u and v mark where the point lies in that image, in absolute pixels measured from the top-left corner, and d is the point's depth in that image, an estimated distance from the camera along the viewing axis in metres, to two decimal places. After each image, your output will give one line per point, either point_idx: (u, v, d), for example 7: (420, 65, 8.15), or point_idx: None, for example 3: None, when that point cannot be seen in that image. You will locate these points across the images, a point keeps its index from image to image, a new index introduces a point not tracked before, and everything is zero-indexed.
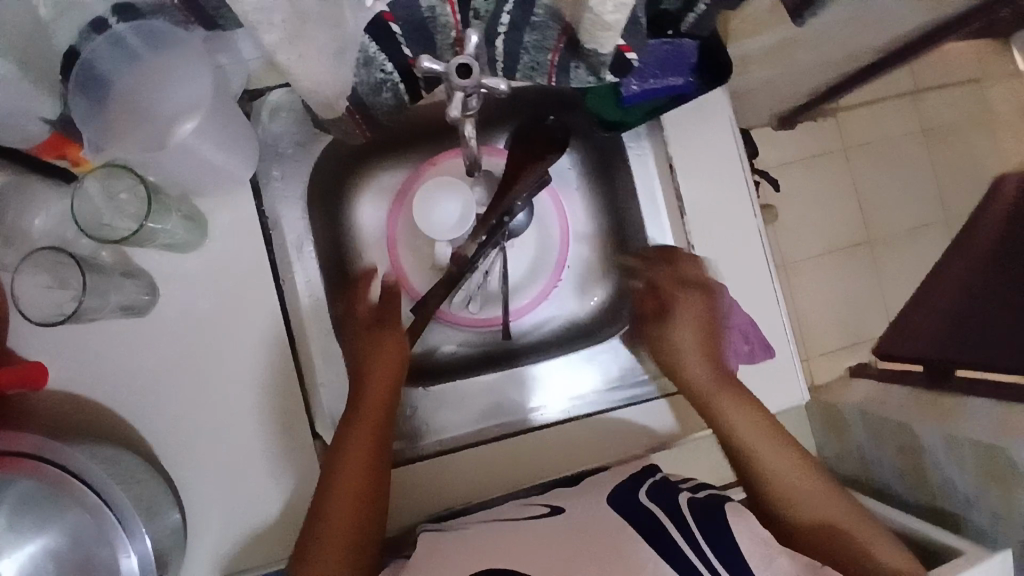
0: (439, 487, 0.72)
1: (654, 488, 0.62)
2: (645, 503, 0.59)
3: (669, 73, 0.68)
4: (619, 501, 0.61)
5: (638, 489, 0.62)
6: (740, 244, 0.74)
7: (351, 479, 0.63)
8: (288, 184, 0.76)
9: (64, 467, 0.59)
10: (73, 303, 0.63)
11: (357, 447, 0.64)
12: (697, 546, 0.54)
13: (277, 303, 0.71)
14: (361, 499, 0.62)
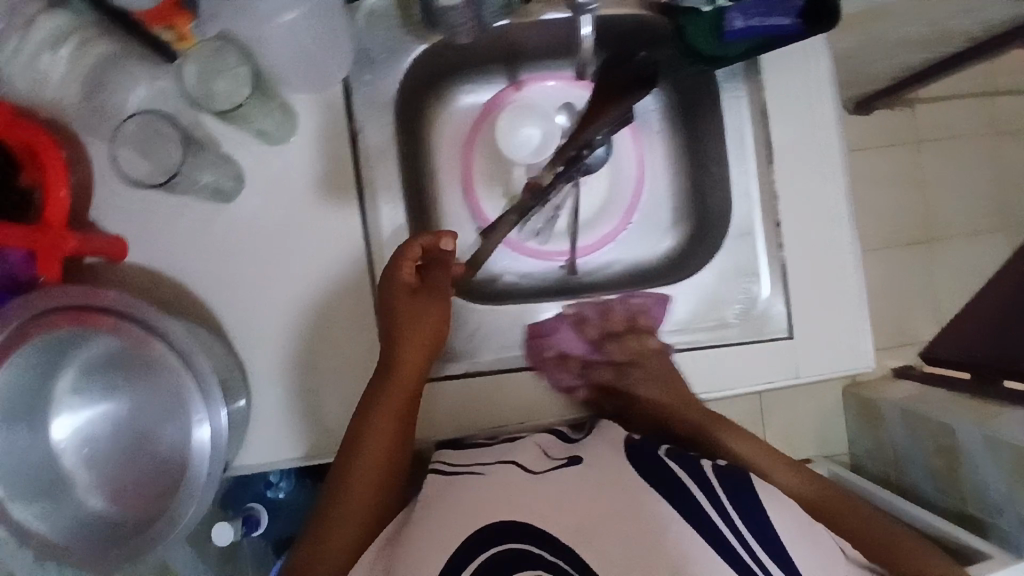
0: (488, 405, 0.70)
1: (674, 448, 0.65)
2: (662, 458, 0.62)
3: (773, 11, 0.66)
4: (636, 454, 0.64)
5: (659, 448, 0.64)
6: (824, 198, 0.72)
7: (366, 472, 0.65)
8: (377, 91, 0.72)
9: (149, 328, 0.63)
10: (167, 171, 0.62)
11: (377, 438, 0.65)
12: (720, 506, 0.58)
13: (357, 206, 0.71)
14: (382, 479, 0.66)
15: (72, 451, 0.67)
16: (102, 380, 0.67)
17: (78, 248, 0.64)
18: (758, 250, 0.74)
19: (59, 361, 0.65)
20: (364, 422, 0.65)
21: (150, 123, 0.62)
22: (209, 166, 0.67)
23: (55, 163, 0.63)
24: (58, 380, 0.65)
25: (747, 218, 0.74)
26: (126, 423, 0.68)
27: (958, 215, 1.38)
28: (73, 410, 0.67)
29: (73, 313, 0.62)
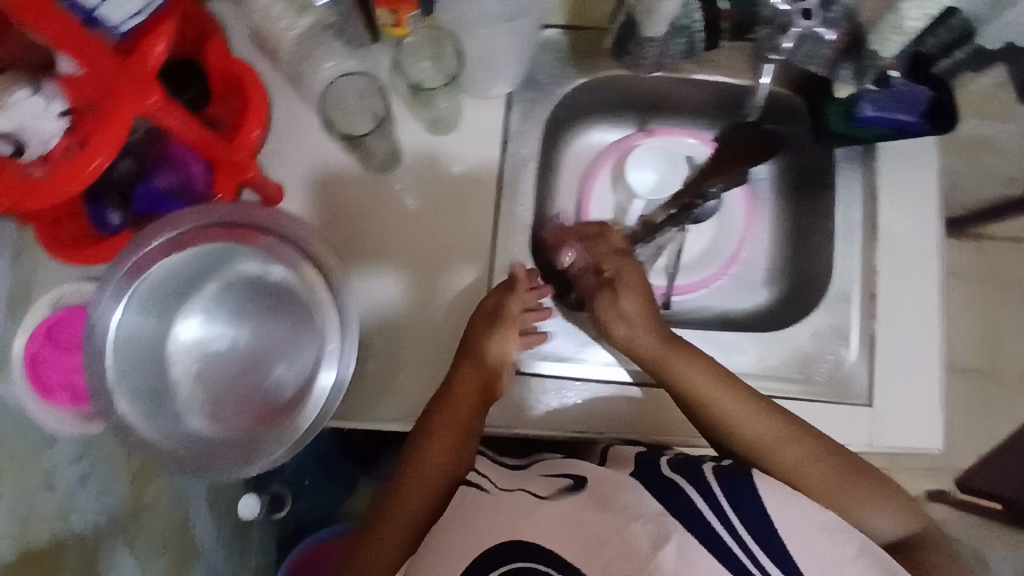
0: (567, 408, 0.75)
1: (677, 458, 0.65)
2: (667, 471, 0.62)
3: (901, 108, 0.74)
4: (643, 471, 0.64)
5: (661, 460, 0.65)
6: (921, 282, 0.77)
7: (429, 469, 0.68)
8: (533, 109, 0.80)
9: (305, 257, 0.69)
10: (372, 123, 0.75)
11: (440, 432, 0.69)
12: (726, 518, 0.58)
13: (495, 201, 0.78)
14: (441, 475, 0.68)
15: (182, 358, 0.70)
16: (231, 302, 0.71)
17: (252, 180, 0.70)
18: (851, 316, 0.78)
19: (207, 274, 0.70)
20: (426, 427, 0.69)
21: (363, 82, 0.76)
22: (381, 138, 0.74)
23: (258, 105, 0.71)
24: (200, 287, 0.70)
25: (846, 286, 0.79)
26: (244, 348, 0.72)
27: None
28: (198, 325, 0.71)
29: (238, 229, 0.68)
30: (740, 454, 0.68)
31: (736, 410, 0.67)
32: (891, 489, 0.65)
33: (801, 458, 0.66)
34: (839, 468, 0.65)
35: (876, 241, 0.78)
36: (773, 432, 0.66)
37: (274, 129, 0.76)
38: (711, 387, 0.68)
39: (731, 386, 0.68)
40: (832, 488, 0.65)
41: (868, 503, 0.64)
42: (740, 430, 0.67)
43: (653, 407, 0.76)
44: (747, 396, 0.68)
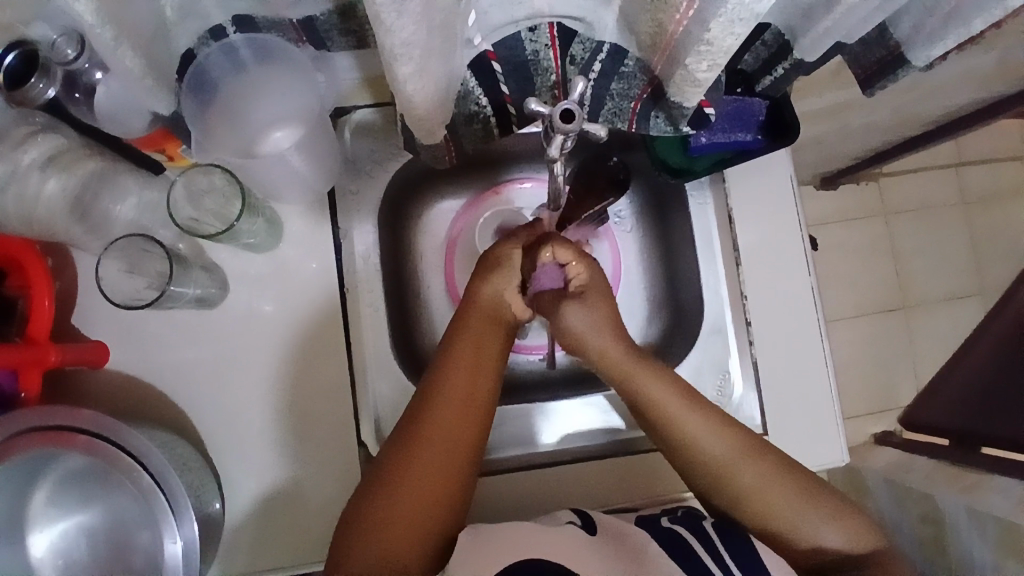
0: (492, 499, 0.73)
1: (677, 516, 0.64)
2: (666, 524, 0.62)
3: (735, 128, 0.71)
4: (647, 524, 0.63)
5: (662, 518, 0.64)
6: (794, 294, 0.75)
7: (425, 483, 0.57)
8: (362, 201, 0.76)
9: (121, 448, 0.61)
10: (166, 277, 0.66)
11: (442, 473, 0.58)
12: (720, 558, 0.57)
13: (340, 304, 0.73)
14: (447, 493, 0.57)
15: (47, 565, 0.66)
16: (77, 492, 0.65)
17: (60, 363, 0.63)
18: (730, 347, 0.78)
19: (39, 474, 0.64)
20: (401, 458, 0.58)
21: (133, 243, 0.64)
22: (192, 281, 0.68)
23: (39, 273, 0.63)
24: (33, 493, 0.64)
25: (719, 319, 0.79)
26: (101, 532, 0.66)
27: (926, 285, 1.52)
28: (51, 520, 0.66)
29: (48, 432, 0.60)
30: (720, 499, 0.62)
31: (702, 440, 0.62)
32: (841, 504, 0.61)
33: (761, 485, 0.60)
34: (801, 489, 0.61)
35: (739, 262, 0.76)
36: (744, 478, 0.61)
37: (77, 286, 0.69)
38: (673, 402, 0.63)
39: (714, 426, 0.62)
40: (786, 509, 0.60)
41: (814, 518, 0.60)
42: (718, 462, 0.61)
43: (569, 478, 0.74)
44: (721, 422, 0.63)
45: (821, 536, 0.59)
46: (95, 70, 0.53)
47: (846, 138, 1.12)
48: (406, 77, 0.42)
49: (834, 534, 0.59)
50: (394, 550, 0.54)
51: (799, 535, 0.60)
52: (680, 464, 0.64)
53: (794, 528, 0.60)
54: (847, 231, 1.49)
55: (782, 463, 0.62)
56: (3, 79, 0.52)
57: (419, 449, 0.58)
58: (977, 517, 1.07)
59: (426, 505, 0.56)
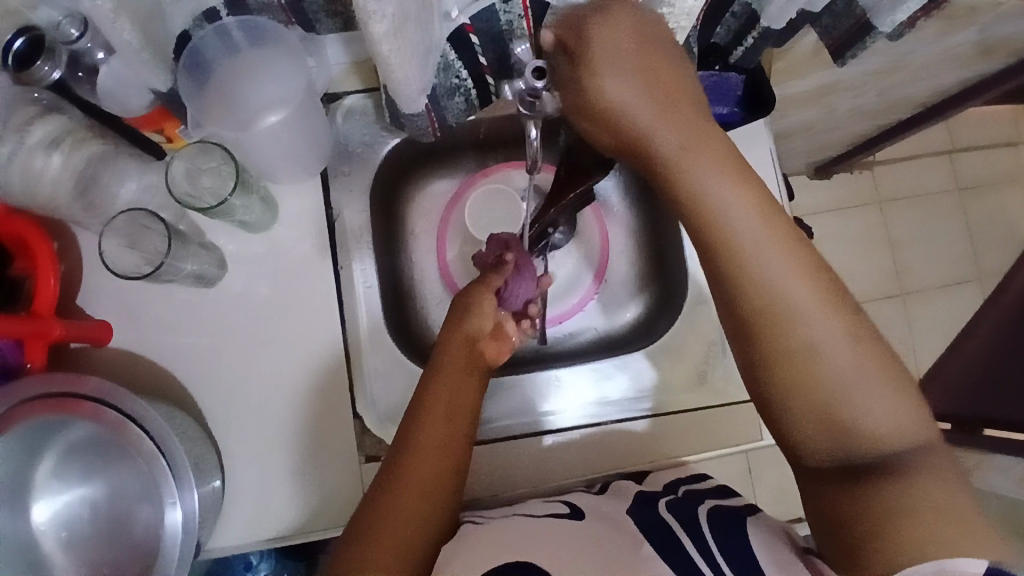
0: (493, 471, 0.75)
1: (675, 501, 0.64)
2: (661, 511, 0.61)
3: (713, 102, 0.72)
4: (643, 504, 0.63)
5: (660, 502, 0.64)
6: None
7: (428, 453, 0.60)
8: (352, 183, 0.78)
9: (125, 414, 0.64)
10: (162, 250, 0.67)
11: (421, 453, 0.60)
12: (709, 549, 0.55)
13: (332, 281, 0.75)
14: (440, 477, 0.60)
15: (49, 536, 0.67)
16: (80, 463, 0.67)
17: (63, 337, 0.66)
18: None
19: (41, 446, 0.66)
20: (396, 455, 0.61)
21: (133, 216, 0.66)
22: (190, 256, 0.69)
23: (45, 254, 0.66)
24: (38, 463, 0.66)
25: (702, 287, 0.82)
26: (104, 505, 0.68)
27: (924, 271, 1.52)
28: (51, 493, 0.67)
29: (51, 401, 0.63)
30: (756, 361, 0.51)
31: (777, 266, 0.49)
32: (909, 389, 0.51)
33: (827, 342, 0.49)
34: (877, 365, 0.49)
35: None
36: (811, 319, 0.49)
37: (81, 267, 0.72)
38: (749, 217, 0.49)
39: (787, 247, 0.49)
40: (855, 380, 0.49)
41: (872, 382, 0.49)
42: (777, 287, 0.49)
43: (567, 454, 0.76)
44: (799, 249, 0.50)
45: (874, 418, 0.49)
46: (97, 50, 0.58)
47: (833, 121, 1.15)
48: (380, 36, 0.44)
49: (891, 423, 0.49)
50: (389, 527, 0.56)
51: (850, 417, 0.49)
52: (733, 314, 0.51)
53: (847, 419, 0.49)
54: (841, 219, 1.51)
55: (858, 318, 0.50)
56: (12, 61, 0.56)
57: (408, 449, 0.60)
58: None
59: (418, 503, 0.58)
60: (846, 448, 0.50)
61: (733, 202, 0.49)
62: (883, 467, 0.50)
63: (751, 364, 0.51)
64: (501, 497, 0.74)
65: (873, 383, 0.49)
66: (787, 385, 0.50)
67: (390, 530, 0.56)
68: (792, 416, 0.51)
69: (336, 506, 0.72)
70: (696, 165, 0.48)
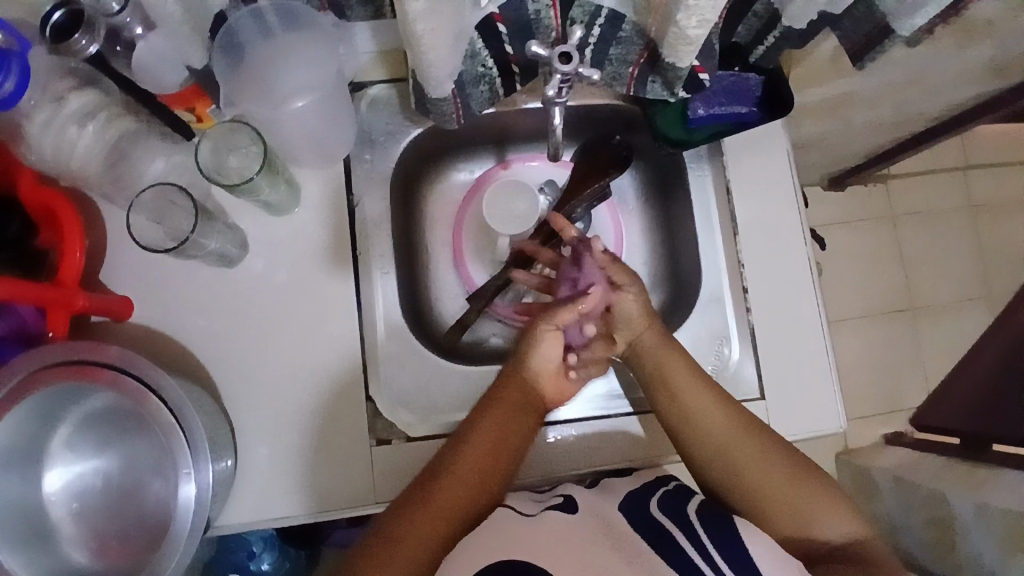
0: None
1: (666, 497, 0.63)
2: (653, 514, 0.61)
3: (733, 102, 0.74)
4: (635, 500, 0.63)
5: (650, 500, 0.63)
6: (790, 262, 0.77)
7: (467, 474, 0.63)
8: (374, 171, 0.80)
9: (144, 383, 0.64)
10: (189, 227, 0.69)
11: (462, 472, 0.63)
12: (705, 552, 0.57)
13: (350, 267, 0.76)
14: (473, 499, 0.62)
15: (61, 504, 0.67)
16: (96, 432, 0.68)
17: (86, 307, 0.67)
18: (728, 314, 0.79)
19: (58, 413, 0.66)
20: (442, 468, 0.63)
21: (165, 190, 0.68)
22: (215, 234, 0.71)
23: (73, 226, 0.67)
24: (55, 429, 0.67)
25: (717, 286, 0.80)
26: (118, 475, 0.68)
27: (935, 287, 1.52)
28: (67, 462, 0.68)
29: (71, 368, 0.63)
30: (715, 468, 0.65)
31: (711, 411, 0.66)
32: (836, 492, 0.63)
33: (765, 456, 0.64)
34: (803, 475, 0.63)
35: (737, 231, 0.78)
36: (759, 473, 0.63)
37: (105, 242, 0.73)
38: (683, 375, 0.68)
39: (725, 412, 0.66)
40: (786, 485, 0.63)
41: (814, 505, 0.62)
42: (722, 432, 0.66)
43: (577, 446, 0.76)
44: (737, 415, 0.67)
45: (821, 524, 0.62)
46: (136, 25, 0.60)
47: (848, 132, 1.16)
48: (416, 11, 0.46)
49: (833, 521, 0.62)
50: (417, 536, 0.58)
51: (799, 516, 0.62)
52: (697, 444, 0.66)
53: (796, 509, 0.62)
54: (853, 232, 1.51)
55: (794, 458, 0.64)
56: (50, 33, 0.59)
57: (452, 467, 0.63)
58: (984, 512, 1.05)
59: (448, 517, 0.60)
60: (808, 546, 0.62)
61: (717, 419, 0.66)
62: (840, 553, 0.61)
63: (697, 460, 0.67)
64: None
65: (818, 498, 0.62)
66: (752, 509, 0.63)
67: (417, 529, 0.59)
68: (735, 494, 0.64)
69: (345, 489, 0.72)
70: (666, 353, 0.70)
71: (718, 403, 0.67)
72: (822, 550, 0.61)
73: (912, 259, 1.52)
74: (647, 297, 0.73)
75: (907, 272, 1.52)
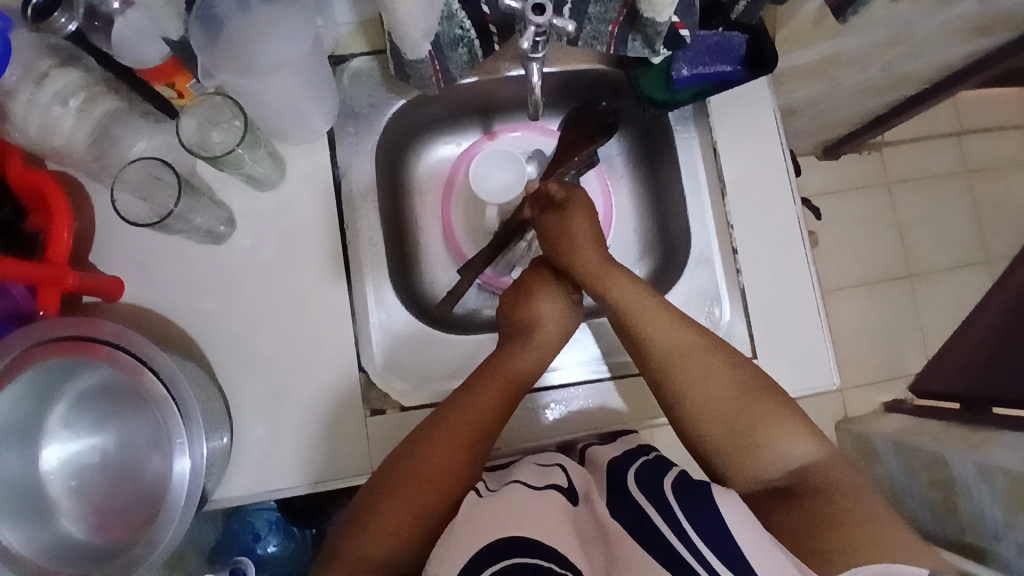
0: None
1: (645, 468, 0.64)
2: (630, 489, 0.62)
3: (717, 61, 0.72)
4: (618, 472, 0.64)
5: (629, 471, 0.64)
6: (779, 221, 0.77)
7: (444, 450, 0.65)
8: (359, 144, 0.80)
9: (138, 357, 0.65)
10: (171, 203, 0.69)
11: (439, 447, 0.65)
12: (680, 526, 0.57)
13: (338, 241, 0.76)
14: (449, 474, 0.64)
15: (58, 480, 0.67)
16: (94, 410, 0.69)
17: (77, 285, 0.67)
18: (717, 275, 0.79)
19: (55, 389, 0.67)
20: (414, 446, 0.65)
21: (151, 165, 0.68)
22: (200, 210, 0.71)
23: (61, 207, 0.67)
24: (53, 406, 0.67)
25: (706, 248, 0.80)
26: (115, 451, 0.69)
27: (932, 253, 1.51)
28: (63, 439, 0.68)
29: (66, 343, 0.64)
30: (668, 399, 0.68)
31: (662, 336, 0.68)
32: (795, 417, 0.65)
33: (714, 383, 0.66)
34: (755, 398, 0.65)
35: (724, 192, 0.78)
36: (708, 399, 0.66)
37: (94, 222, 0.73)
38: (637, 302, 0.70)
39: (675, 336, 0.68)
40: (736, 411, 0.65)
41: (768, 431, 0.64)
42: (671, 357, 0.68)
43: (570, 412, 0.76)
44: (690, 341, 0.68)
45: (774, 450, 0.63)
46: (114, 0, 0.61)
47: (839, 96, 1.15)
48: None
49: (787, 447, 0.63)
50: (394, 511, 0.61)
51: (756, 443, 0.64)
52: (648, 373, 0.69)
53: (747, 436, 0.64)
54: (848, 200, 1.51)
55: (747, 383, 0.66)
56: (31, 13, 0.58)
57: (424, 444, 0.65)
58: (986, 473, 1.04)
59: (424, 492, 0.63)
60: (764, 476, 0.64)
61: (665, 347, 0.68)
62: (794, 484, 0.63)
63: (654, 389, 0.69)
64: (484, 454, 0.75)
65: (775, 422, 0.64)
66: (707, 440, 0.65)
67: (410, 494, 0.62)
68: (695, 427, 0.66)
69: (340, 461, 0.73)
70: (617, 287, 0.72)
71: (670, 329, 0.69)
72: (777, 478, 0.63)
73: (908, 226, 1.51)
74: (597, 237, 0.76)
75: (903, 239, 1.51)
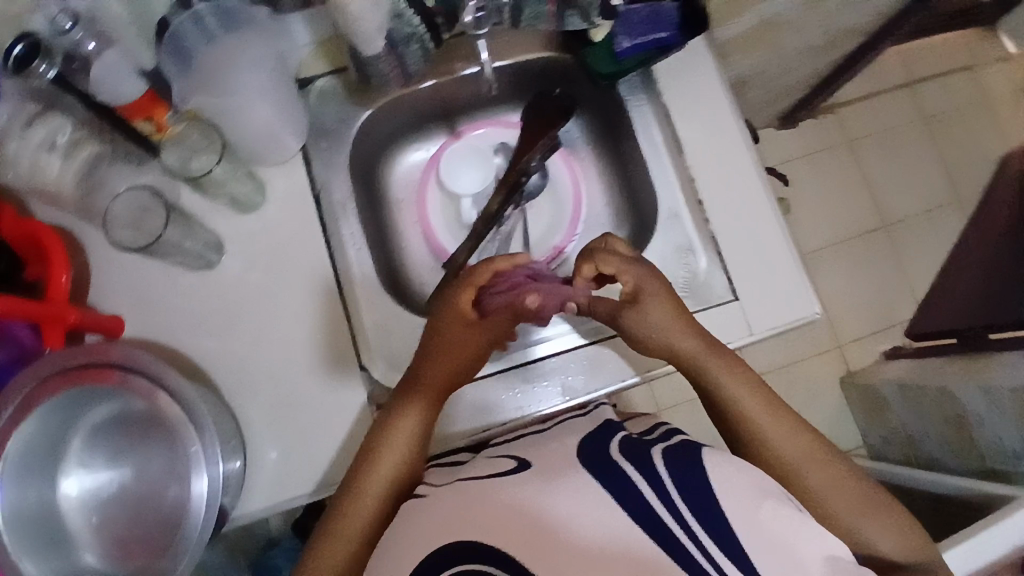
0: (502, 403, 0.77)
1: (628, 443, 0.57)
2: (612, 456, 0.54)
3: (653, 29, 0.77)
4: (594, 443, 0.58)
5: (612, 445, 0.57)
6: (738, 169, 0.81)
7: (381, 467, 0.64)
8: (332, 158, 0.83)
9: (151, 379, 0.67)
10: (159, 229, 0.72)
11: (373, 464, 0.64)
12: (666, 490, 0.50)
13: (323, 248, 0.79)
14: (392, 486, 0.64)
15: (81, 512, 0.69)
16: (107, 443, 0.70)
17: (79, 321, 0.69)
18: (690, 229, 0.82)
19: (71, 423, 0.68)
20: (357, 470, 0.65)
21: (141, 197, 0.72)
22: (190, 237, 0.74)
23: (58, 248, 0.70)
24: (69, 439, 0.68)
25: (675, 205, 0.83)
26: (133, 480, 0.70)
27: (902, 202, 1.56)
28: (82, 472, 0.69)
29: (73, 374, 0.65)
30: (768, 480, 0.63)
31: (770, 425, 0.63)
32: (906, 520, 0.60)
33: (827, 482, 0.61)
34: (866, 499, 0.60)
35: (683, 149, 0.82)
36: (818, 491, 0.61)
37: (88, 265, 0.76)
38: (747, 395, 0.65)
39: (790, 428, 0.63)
40: (846, 504, 0.60)
41: (876, 533, 0.59)
42: (785, 451, 0.62)
43: (573, 376, 0.78)
44: (801, 431, 0.64)
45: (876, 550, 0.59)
46: (87, 41, 0.65)
47: (782, 62, 1.21)
48: None
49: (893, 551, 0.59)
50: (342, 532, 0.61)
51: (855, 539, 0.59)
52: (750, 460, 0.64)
53: (848, 533, 0.59)
54: (811, 164, 1.56)
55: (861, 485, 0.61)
56: (11, 64, 0.61)
57: (363, 465, 0.64)
58: (992, 395, 1.05)
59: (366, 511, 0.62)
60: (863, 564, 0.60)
61: (782, 443, 0.63)
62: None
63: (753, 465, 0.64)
64: (491, 431, 0.76)
65: (880, 522, 0.60)
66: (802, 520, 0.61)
67: (351, 514, 0.62)
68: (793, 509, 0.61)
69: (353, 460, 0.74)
70: (715, 369, 0.66)
71: (785, 420, 0.64)
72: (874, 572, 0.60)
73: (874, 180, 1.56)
74: (684, 310, 0.68)
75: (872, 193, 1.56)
